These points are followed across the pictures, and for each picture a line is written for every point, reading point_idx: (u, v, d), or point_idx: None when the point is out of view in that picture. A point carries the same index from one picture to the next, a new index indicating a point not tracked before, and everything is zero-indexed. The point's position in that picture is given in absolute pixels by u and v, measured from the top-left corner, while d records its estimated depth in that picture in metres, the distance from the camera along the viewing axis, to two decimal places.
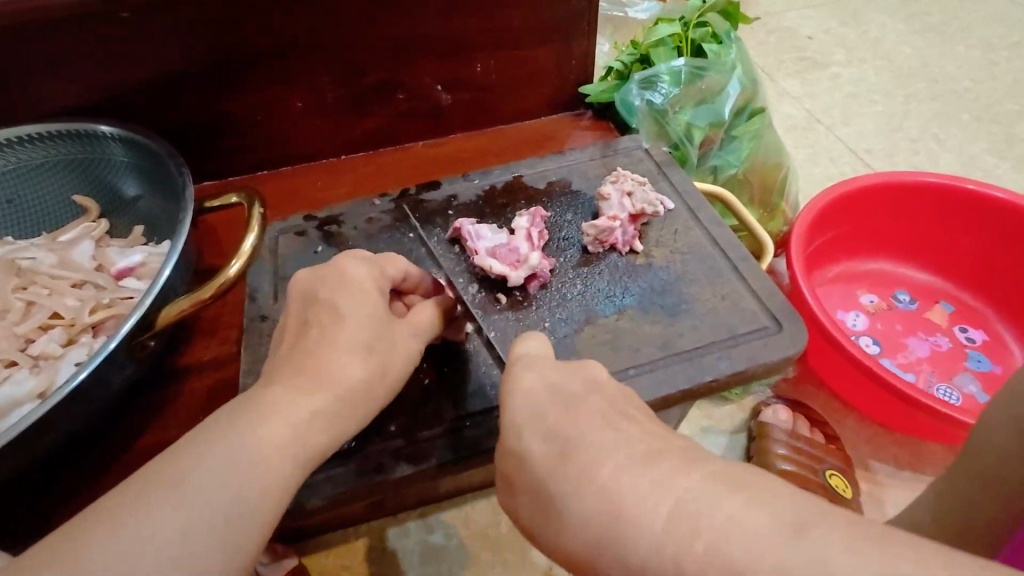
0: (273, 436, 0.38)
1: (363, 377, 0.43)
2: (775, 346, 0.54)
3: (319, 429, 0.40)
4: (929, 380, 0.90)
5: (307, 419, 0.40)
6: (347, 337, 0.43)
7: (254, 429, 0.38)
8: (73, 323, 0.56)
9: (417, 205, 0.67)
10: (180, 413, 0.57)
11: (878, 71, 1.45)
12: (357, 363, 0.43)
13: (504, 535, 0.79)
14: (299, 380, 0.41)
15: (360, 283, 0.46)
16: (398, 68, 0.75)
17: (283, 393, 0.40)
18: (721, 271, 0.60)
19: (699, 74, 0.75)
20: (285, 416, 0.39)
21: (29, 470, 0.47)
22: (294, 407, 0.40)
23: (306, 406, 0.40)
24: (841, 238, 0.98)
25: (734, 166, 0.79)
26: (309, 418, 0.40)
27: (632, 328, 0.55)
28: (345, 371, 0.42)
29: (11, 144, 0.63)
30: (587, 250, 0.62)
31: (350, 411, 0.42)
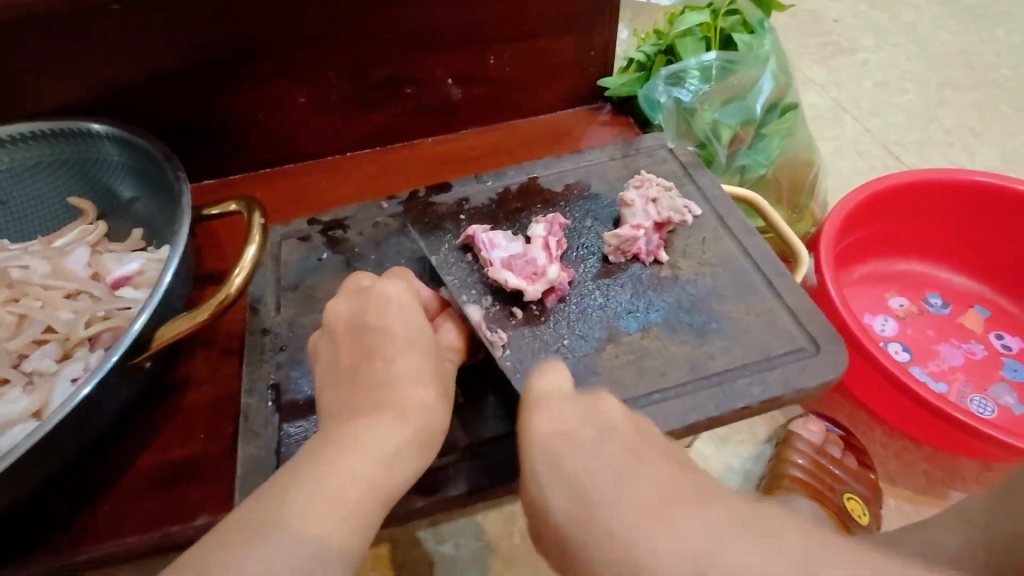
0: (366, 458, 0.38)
1: (435, 404, 0.44)
2: (812, 370, 0.50)
3: (406, 460, 0.40)
4: (962, 390, 0.86)
5: (395, 449, 0.40)
6: (413, 367, 0.44)
7: (343, 464, 0.38)
8: (67, 337, 0.54)
9: (426, 208, 0.64)
10: (180, 431, 0.54)
11: (910, 57, 1.37)
12: (429, 390, 0.44)
13: (517, 547, 0.77)
14: (380, 412, 0.41)
15: (412, 309, 0.48)
16: (407, 63, 0.70)
17: (369, 424, 0.40)
18: (754, 285, 0.56)
19: (731, 67, 0.70)
20: (373, 448, 0.39)
21: (22, 496, 0.45)
22: (382, 438, 0.40)
23: (390, 438, 0.40)
24: (871, 239, 0.94)
25: (764, 166, 0.74)
26: (398, 449, 0.40)
27: (658, 347, 0.52)
28: (422, 399, 0.43)
29: (2, 144, 0.60)
30: (608, 260, 0.58)
31: (431, 438, 0.43)
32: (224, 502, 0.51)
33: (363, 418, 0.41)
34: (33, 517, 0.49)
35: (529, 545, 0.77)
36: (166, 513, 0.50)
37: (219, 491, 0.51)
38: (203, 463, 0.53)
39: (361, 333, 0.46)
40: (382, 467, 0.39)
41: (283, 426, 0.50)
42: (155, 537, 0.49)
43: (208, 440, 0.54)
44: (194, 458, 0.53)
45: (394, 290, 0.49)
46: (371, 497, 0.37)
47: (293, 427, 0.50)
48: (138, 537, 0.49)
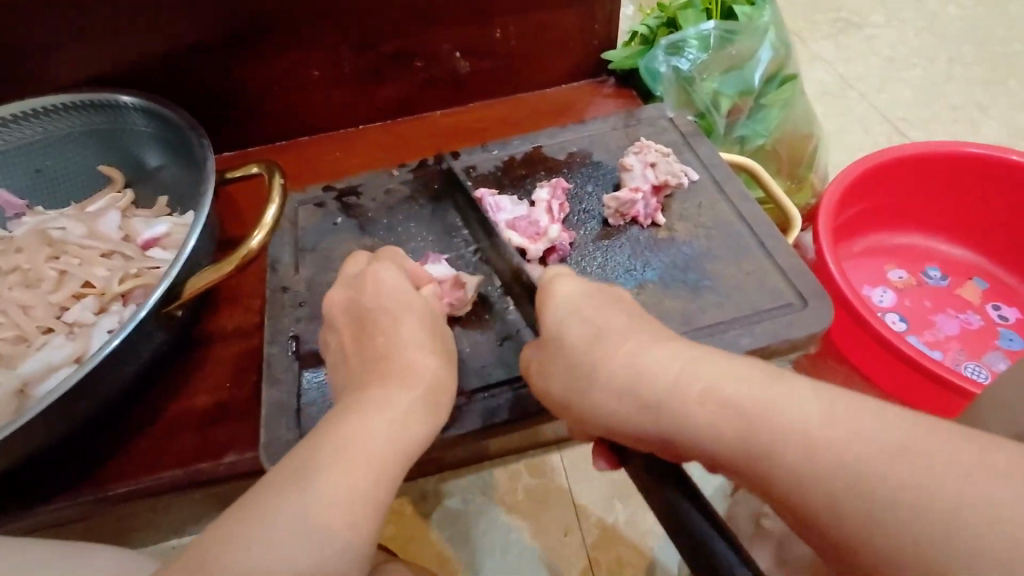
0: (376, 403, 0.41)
1: (439, 367, 0.47)
2: (800, 323, 0.53)
3: (416, 418, 0.43)
4: (957, 358, 0.88)
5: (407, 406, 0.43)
6: (414, 336, 0.48)
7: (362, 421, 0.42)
8: (103, 292, 0.58)
9: (435, 175, 0.67)
10: (208, 379, 0.59)
11: (919, 33, 1.36)
12: (431, 356, 0.47)
13: (522, 502, 0.81)
14: (390, 380, 0.45)
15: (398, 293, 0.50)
16: (416, 36, 0.73)
17: (380, 394, 0.43)
18: (747, 245, 0.58)
19: (730, 37, 0.72)
20: (386, 408, 0.43)
21: (69, 430, 0.49)
22: (390, 399, 0.43)
23: (399, 399, 0.43)
24: (870, 212, 0.95)
25: (763, 136, 0.76)
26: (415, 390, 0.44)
27: (653, 302, 0.55)
28: (428, 365, 0.46)
29: (38, 114, 0.64)
30: (608, 223, 0.61)
31: (439, 398, 0.46)
32: (250, 443, 0.55)
33: (375, 385, 0.44)
34: (80, 453, 0.54)
35: (533, 499, 0.81)
36: (197, 453, 0.55)
37: (244, 433, 0.56)
38: (229, 408, 0.57)
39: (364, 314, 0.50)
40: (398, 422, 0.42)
41: (303, 373, 0.54)
42: (189, 472, 0.54)
43: (234, 388, 0.58)
44: (222, 404, 0.58)
45: (383, 272, 0.51)
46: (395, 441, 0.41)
47: (312, 374, 0.54)
48: (172, 473, 0.53)
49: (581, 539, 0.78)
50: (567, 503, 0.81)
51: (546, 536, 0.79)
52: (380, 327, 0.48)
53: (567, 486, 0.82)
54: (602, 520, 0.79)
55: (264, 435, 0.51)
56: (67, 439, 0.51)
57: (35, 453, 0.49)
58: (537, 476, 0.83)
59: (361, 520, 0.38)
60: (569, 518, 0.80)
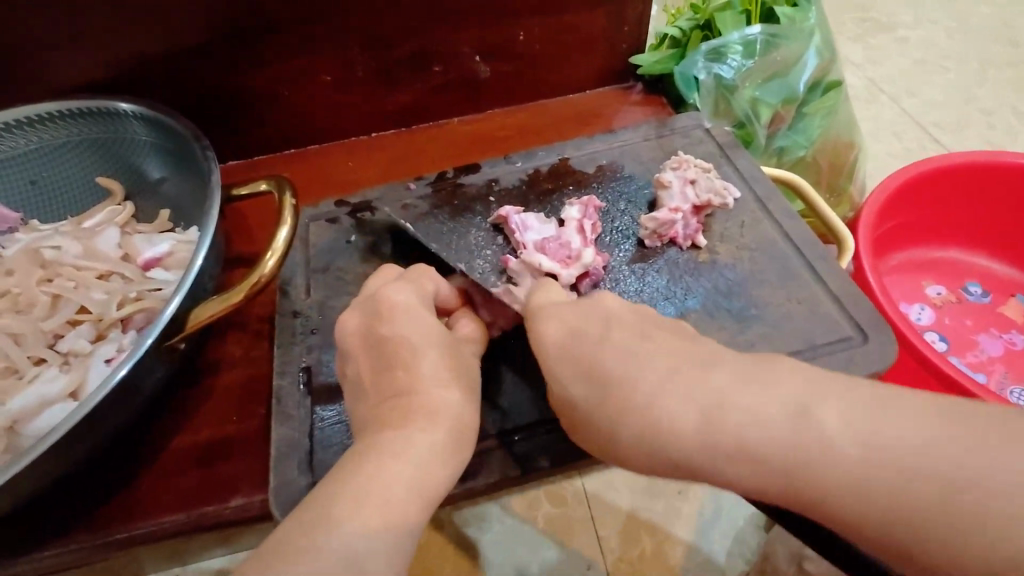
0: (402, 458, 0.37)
1: (462, 403, 0.42)
2: (859, 359, 0.49)
3: (440, 462, 0.38)
4: (1002, 381, 0.83)
5: (431, 448, 0.38)
6: (435, 369, 0.43)
7: (379, 468, 0.36)
8: (101, 318, 0.54)
9: (455, 190, 0.62)
10: (213, 412, 0.54)
11: (951, 33, 1.31)
12: (453, 390, 0.42)
13: (541, 532, 0.77)
14: (409, 418, 0.40)
15: (417, 316, 0.45)
16: (435, 39, 0.68)
17: (398, 433, 0.38)
18: (797, 271, 0.54)
19: (775, 41, 0.67)
20: (407, 451, 0.38)
21: (62, 474, 0.45)
22: (412, 440, 0.38)
23: (422, 440, 0.38)
24: (908, 225, 0.90)
25: (803, 147, 0.71)
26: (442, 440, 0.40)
27: (696, 334, 0.50)
28: (450, 401, 0.42)
29: (31, 123, 0.60)
30: (644, 244, 0.56)
31: (464, 438, 0.41)
32: (259, 483, 0.51)
33: (393, 423, 0.39)
34: (75, 494, 0.50)
35: (555, 529, 0.77)
36: (201, 494, 0.50)
37: (252, 473, 0.52)
38: (236, 445, 0.53)
39: (380, 340, 0.45)
40: (420, 468, 0.37)
41: (316, 409, 0.50)
42: (193, 516, 0.50)
43: (242, 422, 0.54)
44: (228, 439, 0.53)
45: (396, 293, 0.46)
46: (420, 493, 0.36)
47: (326, 410, 0.50)
48: (176, 516, 0.49)
49: (606, 573, 0.74)
50: (591, 534, 0.77)
51: (568, 569, 0.74)
52: (396, 355, 0.43)
53: (590, 515, 0.78)
54: (627, 552, 0.75)
55: (274, 479, 0.47)
56: (60, 482, 0.47)
57: (27, 499, 0.45)
58: (559, 504, 0.79)
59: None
60: (593, 551, 0.75)
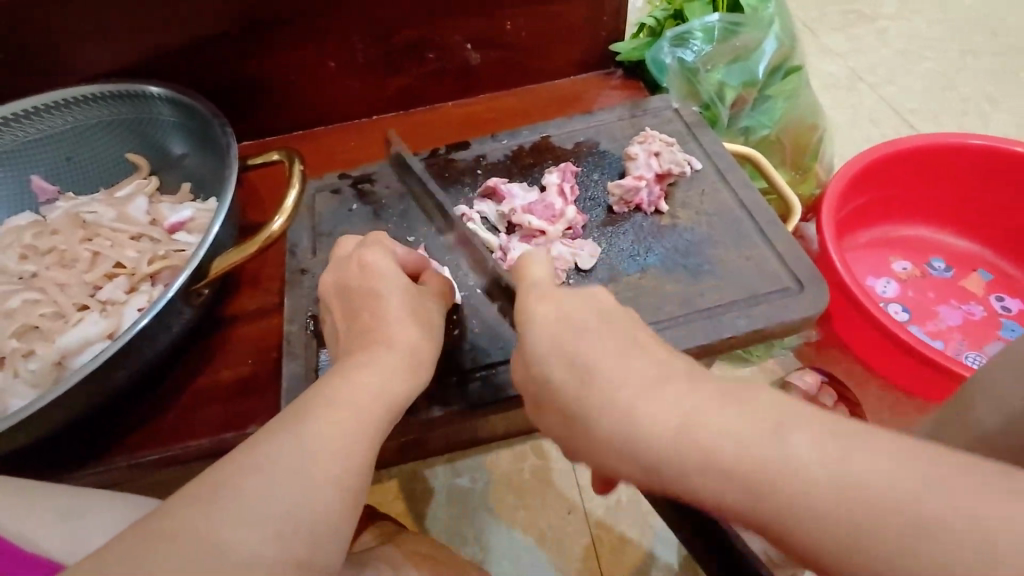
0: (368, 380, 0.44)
1: (421, 338, 0.49)
2: (796, 306, 0.55)
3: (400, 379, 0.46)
4: (958, 348, 0.89)
5: (380, 370, 0.45)
6: (404, 309, 0.50)
7: (346, 386, 0.43)
8: (133, 273, 0.61)
9: (446, 163, 0.69)
10: (231, 356, 0.62)
11: (931, 24, 1.36)
12: (414, 331, 0.49)
13: (527, 482, 0.84)
14: (380, 346, 0.47)
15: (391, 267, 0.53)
16: (429, 28, 0.75)
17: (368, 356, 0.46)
18: (748, 233, 0.60)
19: (734, 29, 0.73)
20: (374, 369, 0.45)
21: (104, 400, 0.53)
22: (377, 364, 0.46)
23: (379, 365, 0.46)
24: (874, 204, 0.96)
25: (766, 127, 0.77)
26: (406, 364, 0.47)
27: (655, 286, 0.57)
28: (411, 338, 0.48)
29: (68, 104, 0.67)
30: (613, 210, 0.63)
31: (421, 365, 0.48)
32: (271, 415, 0.58)
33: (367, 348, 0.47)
34: (115, 421, 0.58)
35: (538, 479, 0.84)
36: (221, 424, 0.58)
37: (265, 407, 0.59)
38: (252, 384, 0.60)
39: (350, 297, 0.52)
40: (384, 384, 0.45)
41: (320, 349, 0.58)
42: (217, 441, 0.57)
43: (255, 364, 0.62)
44: (244, 380, 0.61)
45: (373, 257, 0.53)
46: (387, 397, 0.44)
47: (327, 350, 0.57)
48: (199, 441, 0.57)
49: (584, 518, 0.81)
50: (571, 483, 0.84)
51: (551, 515, 0.81)
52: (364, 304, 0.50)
53: (571, 466, 0.85)
54: (606, 499, 0.82)
55: (285, 406, 0.55)
56: (101, 408, 0.54)
57: (75, 420, 0.52)
58: (543, 456, 0.86)
59: (347, 471, 0.39)
60: (573, 497, 0.82)
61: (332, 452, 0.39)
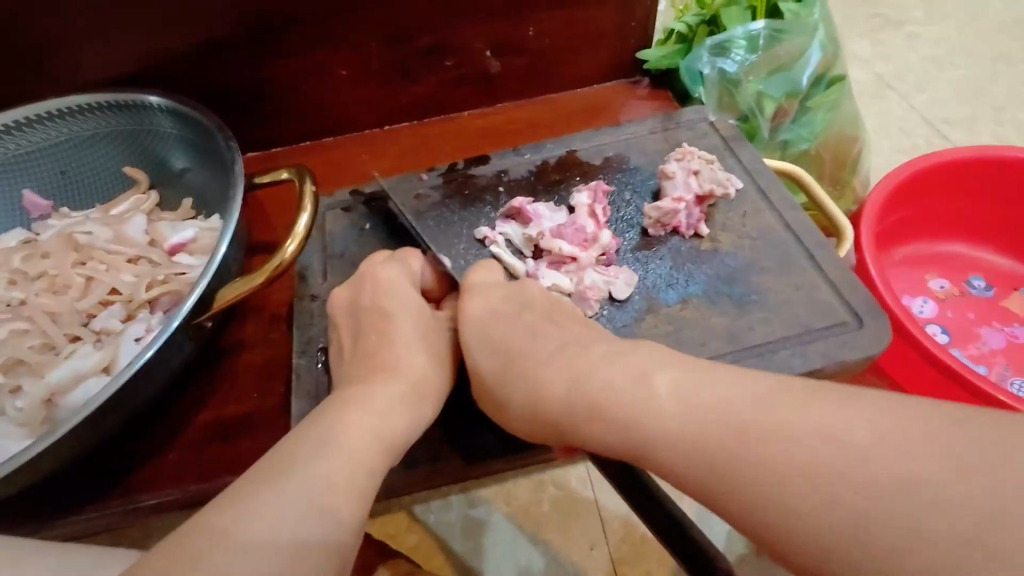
0: (370, 416, 0.42)
1: (428, 368, 0.48)
2: (852, 342, 0.51)
3: (400, 414, 0.43)
4: (1002, 373, 0.84)
5: (389, 396, 0.44)
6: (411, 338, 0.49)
7: (348, 418, 0.41)
8: (130, 299, 0.57)
9: (466, 180, 0.64)
10: (235, 389, 0.57)
11: (961, 29, 1.31)
12: (421, 357, 0.48)
13: (546, 515, 0.79)
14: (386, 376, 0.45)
15: (401, 293, 0.52)
16: (448, 34, 0.71)
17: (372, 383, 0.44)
18: (796, 260, 0.56)
19: (776, 37, 0.69)
20: (375, 399, 0.43)
21: (97, 444, 0.48)
22: (383, 394, 0.44)
23: (385, 389, 0.44)
24: (912, 219, 0.91)
25: (806, 140, 0.72)
26: (406, 396, 0.44)
27: (697, 319, 0.52)
28: (418, 364, 0.47)
29: (62, 115, 0.63)
30: (648, 233, 0.58)
31: (425, 396, 0.46)
32: None
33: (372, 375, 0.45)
34: (109, 462, 0.53)
35: (558, 512, 0.79)
36: (224, 465, 0.53)
37: (272, 446, 0.55)
38: (258, 420, 0.56)
39: (358, 314, 0.51)
40: (382, 415, 0.42)
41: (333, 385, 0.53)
42: (219, 485, 0.53)
43: (261, 398, 0.57)
44: (249, 416, 0.56)
45: (383, 271, 0.53)
46: (382, 435, 0.41)
47: None
48: (201, 484, 0.52)
49: (607, 554, 0.76)
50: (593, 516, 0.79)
51: (571, 551, 0.77)
52: (370, 323, 0.50)
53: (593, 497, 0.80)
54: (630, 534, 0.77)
55: None
56: (94, 450, 0.50)
57: (64, 467, 0.48)
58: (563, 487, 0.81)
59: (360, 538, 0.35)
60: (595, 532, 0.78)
61: (340, 490, 0.37)
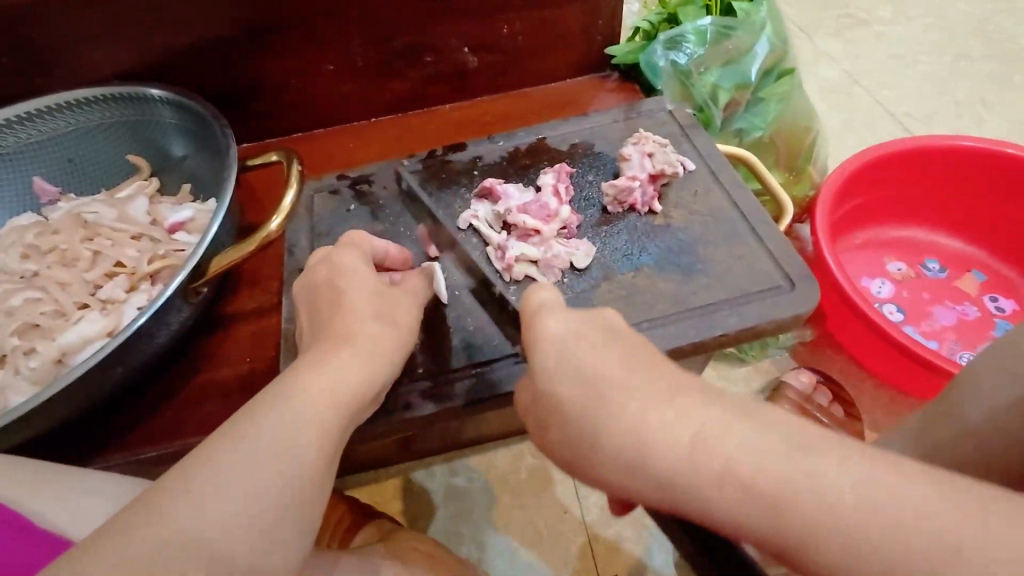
0: (337, 380, 0.43)
1: (399, 331, 0.49)
2: (786, 304, 0.56)
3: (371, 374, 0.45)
4: (953, 348, 0.90)
5: (353, 358, 0.45)
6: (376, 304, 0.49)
7: (311, 384, 0.42)
8: (133, 272, 0.62)
9: (443, 165, 0.70)
10: (229, 354, 0.63)
11: (927, 29, 1.37)
12: (390, 324, 0.49)
13: (523, 482, 0.84)
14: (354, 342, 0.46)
15: (362, 270, 0.51)
16: (427, 32, 0.76)
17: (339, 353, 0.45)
18: (739, 233, 0.61)
19: (727, 32, 0.74)
20: (348, 363, 0.44)
21: (103, 397, 0.53)
22: (349, 357, 0.45)
23: (348, 359, 0.44)
24: (869, 206, 0.97)
25: (760, 129, 0.78)
26: (378, 356, 0.46)
27: (648, 285, 0.58)
28: (384, 330, 0.48)
29: (70, 106, 0.68)
30: (607, 210, 0.64)
31: (393, 355, 0.48)
32: None
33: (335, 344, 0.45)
34: (114, 418, 0.58)
35: (534, 479, 0.84)
36: (219, 421, 0.59)
37: None
38: (250, 381, 0.61)
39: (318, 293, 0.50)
40: (356, 375, 0.44)
41: None
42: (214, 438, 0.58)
43: (253, 362, 0.62)
44: (242, 378, 0.62)
45: (345, 256, 0.51)
46: (351, 398, 0.43)
47: None
48: (197, 437, 0.58)
49: (580, 516, 0.81)
50: (567, 482, 0.84)
51: (547, 515, 0.82)
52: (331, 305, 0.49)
53: None
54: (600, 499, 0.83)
55: None
56: (102, 404, 0.55)
57: (74, 417, 0.53)
58: (540, 457, 0.86)
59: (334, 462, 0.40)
60: (569, 497, 0.83)
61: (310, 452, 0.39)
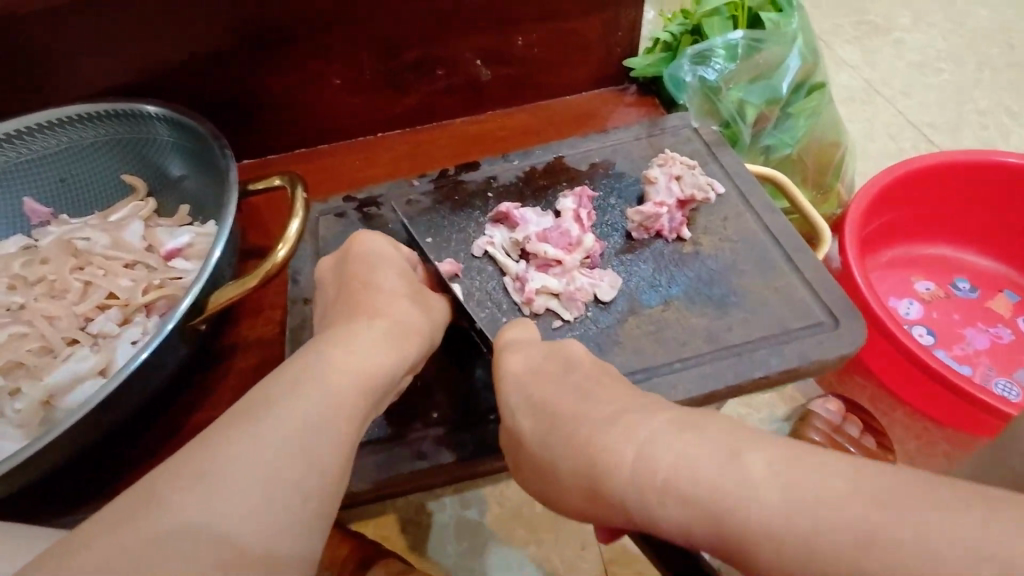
0: (350, 357, 0.43)
1: (419, 317, 0.50)
2: (828, 342, 0.52)
3: (381, 350, 0.45)
4: (987, 373, 0.86)
5: (372, 339, 0.46)
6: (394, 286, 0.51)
7: (330, 356, 0.43)
8: (127, 303, 0.58)
9: (456, 186, 0.66)
10: (229, 391, 0.59)
11: (947, 35, 1.33)
12: (405, 306, 0.50)
13: (538, 515, 0.80)
14: (368, 321, 0.47)
15: (389, 278, 0.52)
16: (438, 45, 0.72)
17: (355, 327, 0.46)
18: (775, 262, 0.57)
19: (757, 45, 0.70)
20: (360, 339, 0.45)
21: (95, 444, 0.49)
22: (366, 334, 0.46)
23: (367, 331, 0.46)
24: (897, 223, 0.93)
25: (788, 146, 0.74)
26: (387, 337, 0.47)
27: (678, 319, 0.54)
28: (402, 313, 0.49)
29: (61, 125, 0.64)
30: (632, 237, 0.60)
31: (410, 334, 0.48)
32: None
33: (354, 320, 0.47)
34: (106, 464, 0.54)
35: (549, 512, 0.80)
36: None
37: None
38: None
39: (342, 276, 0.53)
40: (366, 351, 0.44)
41: None
42: None
43: None
44: None
45: (372, 238, 0.55)
46: (361, 375, 0.43)
47: None
48: None
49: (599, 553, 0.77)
50: None
51: (563, 551, 0.78)
52: (355, 293, 0.50)
53: None
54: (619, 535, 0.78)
55: None
56: (94, 451, 0.51)
57: (63, 467, 0.49)
58: None
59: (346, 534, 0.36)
60: (586, 532, 0.79)
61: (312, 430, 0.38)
